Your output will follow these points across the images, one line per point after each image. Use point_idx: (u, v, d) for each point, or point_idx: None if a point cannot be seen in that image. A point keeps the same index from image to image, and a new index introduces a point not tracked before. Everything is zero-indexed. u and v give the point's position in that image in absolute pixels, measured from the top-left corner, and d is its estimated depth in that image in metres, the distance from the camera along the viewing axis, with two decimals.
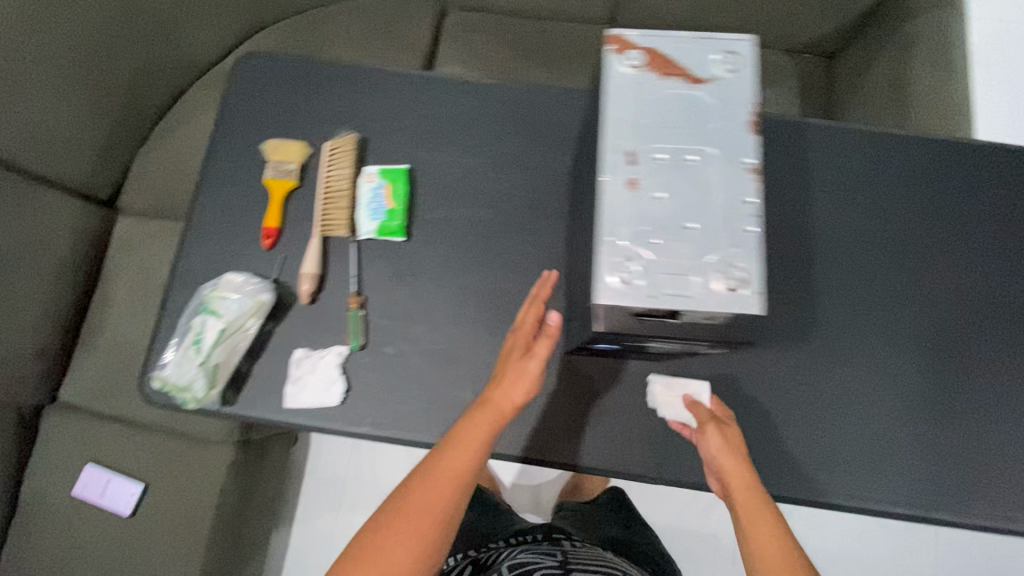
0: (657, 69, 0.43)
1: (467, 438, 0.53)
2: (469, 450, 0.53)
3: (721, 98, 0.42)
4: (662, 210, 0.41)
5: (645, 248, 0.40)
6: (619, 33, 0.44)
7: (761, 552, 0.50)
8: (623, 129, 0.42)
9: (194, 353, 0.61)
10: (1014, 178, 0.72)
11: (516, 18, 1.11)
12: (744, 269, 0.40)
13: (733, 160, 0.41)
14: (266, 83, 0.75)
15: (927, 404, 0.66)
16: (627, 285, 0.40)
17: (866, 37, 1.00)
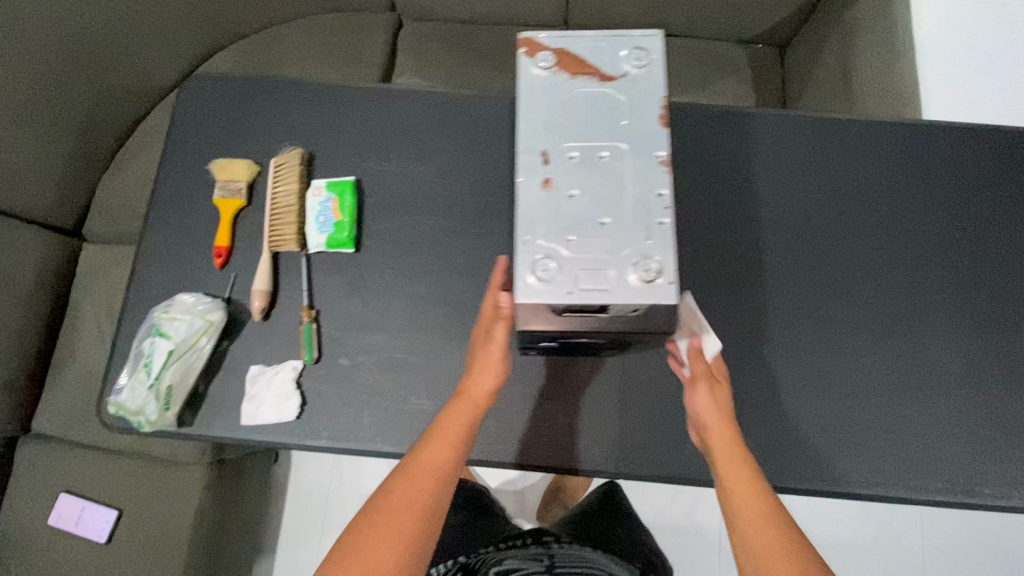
0: (568, 69, 0.45)
1: (442, 434, 0.54)
2: (448, 443, 0.53)
3: (630, 95, 0.44)
4: (577, 206, 0.42)
5: (562, 246, 0.41)
6: (530, 37, 0.46)
7: (737, 510, 0.48)
8: (536, 130, 0.44)
9: (148, 375, 0.62)
10: (960, 153, 0.72)
11: (470, 26, 1.12)
12: (659, 261, 0.40)
13: (643, 155, 0.43)
14: (213, 104, 0.75)
15: (884, 384, 0.65)
16: (544, 283, 0.40)
17: (813, 26, 1.01)
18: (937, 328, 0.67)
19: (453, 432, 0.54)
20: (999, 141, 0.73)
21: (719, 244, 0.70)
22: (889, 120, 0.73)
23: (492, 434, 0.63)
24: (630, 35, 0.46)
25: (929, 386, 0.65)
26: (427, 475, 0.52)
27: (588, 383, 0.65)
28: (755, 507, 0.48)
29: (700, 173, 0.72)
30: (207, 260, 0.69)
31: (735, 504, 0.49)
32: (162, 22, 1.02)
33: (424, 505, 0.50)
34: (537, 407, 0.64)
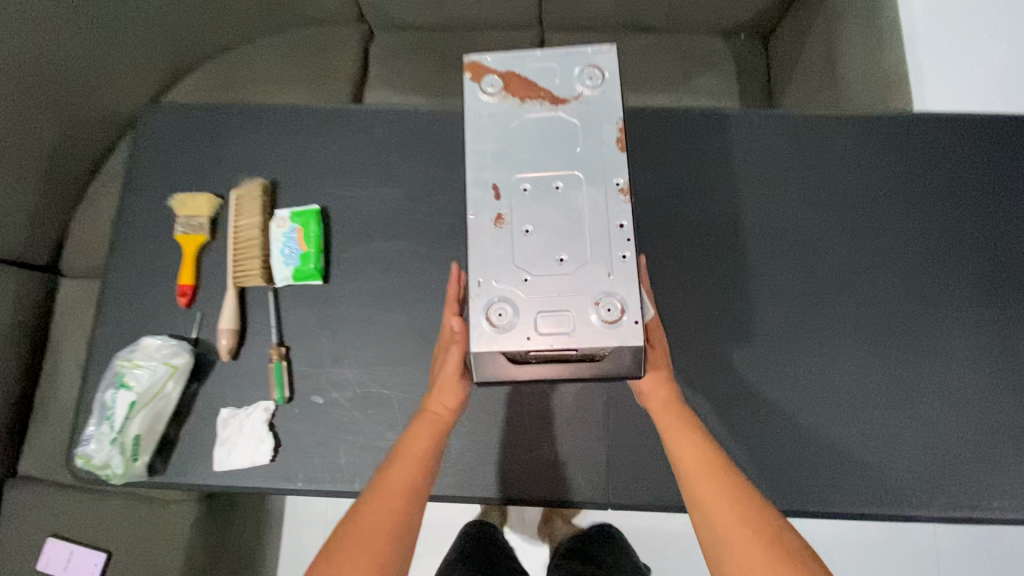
0: (517, 94, 0.44)
1: (408, 452, 0.50)
2: (413, 462, 0.49)
3: (585, 117, 0.43)
4: (532, 243, 0.41)
5: (518, 286, 0.40)
6: (476, 60, 0.45)
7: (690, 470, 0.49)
8: (487, 161, 0.43)
9: (112, 425, 0.59)
10: (950, 145, 0.69)
11: (442, 34, 1.09)
12: (622, 298, 0.39)
13: (601, 183, 0.42)
14: (171, 135, 0.73)
15: (882, 394, 0.62)
16: (500, 328, 0.39)
17: (796, 14, 0.98)
18: (936, 331, 0.64)
19: (420, 449, 0.50)
20: (992, 129, 0.69)
21: (702, 255, 0.67)
22: (876, 114, 0.69)
23: (473, 468, 0.61)
24: (584, 51, 0.45)
25: (930, 394, 0.62)
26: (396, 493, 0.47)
27: (572, 410, 0.62)
28: (696, 452, 0.49)
29: (679, 181, 0.69)
30: (172, 299, 0.67)
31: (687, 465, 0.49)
32: (126, 49, 1.00)
33: (397, 523, 0.46)
34: (520, 438, 0.62)
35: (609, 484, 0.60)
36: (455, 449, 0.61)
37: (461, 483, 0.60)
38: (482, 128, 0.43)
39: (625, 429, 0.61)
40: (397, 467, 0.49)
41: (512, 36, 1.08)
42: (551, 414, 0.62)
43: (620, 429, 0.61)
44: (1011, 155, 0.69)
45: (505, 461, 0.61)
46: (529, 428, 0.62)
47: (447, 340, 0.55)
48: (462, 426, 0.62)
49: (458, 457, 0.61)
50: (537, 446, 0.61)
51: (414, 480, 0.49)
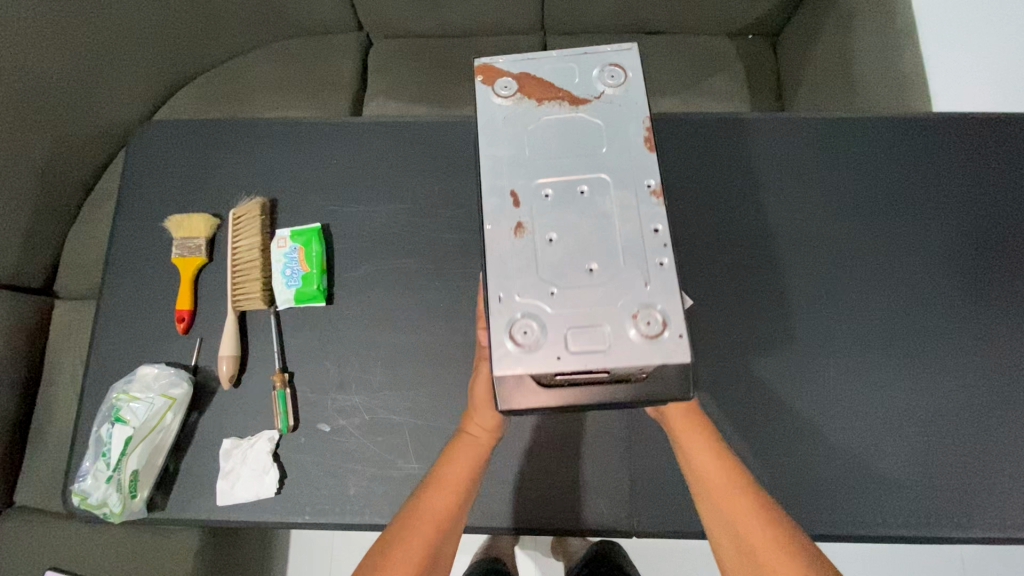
0: (534, 96, 0.42)
1: (443, 477, 0.48)
2: (449, 490, 0.47)
3: (608, 117, 0.41)
4: (559, 253, 0.38)
5: (545, 300, 0.37)
6: (488, 62, 0.43)
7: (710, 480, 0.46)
8: (504, 166, 0.40)
9: (110, 462, 0.57)
10: (974, 146, 0.66)
11: (442, 40, 1.07)
12: (661, 310, 0.36)
13: (631, 186, 0.39)
14: (165, 153, 0.70)
15: (916, 408, 0.59)
16: (528, 349, 0.36)
17: (806, 12, 0.96)
18: (970, 344, 0.61)
19: (457, 477, 0.48)
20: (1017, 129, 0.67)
21: (723, 267, 0.64)
22: (895, 116, 0.67)
23: (490, 495, 0.58)
24: (603, 51, 0.43)
25: (966, 408, 0.59)
26: (429, 526, 0.45)
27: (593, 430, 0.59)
28: (714, 470, 0.47)
29: (696, 189, 0.66)
30: (170, 324, 0.64)
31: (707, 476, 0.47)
32: (120, 63, 0.97)
33: (424, 557, 0.44)
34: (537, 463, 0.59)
35: (633, 509, 0.57)
36: None
37: (477, 513, 0.57)
38: (498, 131, 0.41)
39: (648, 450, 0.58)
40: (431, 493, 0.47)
41: (514, 41, 1.06)
42: (569, 437, 0.59)
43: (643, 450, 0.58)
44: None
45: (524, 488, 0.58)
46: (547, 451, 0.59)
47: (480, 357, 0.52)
48: None
49: None
50: (555, 471, 0.58)
51: (446, 512, 0.46)
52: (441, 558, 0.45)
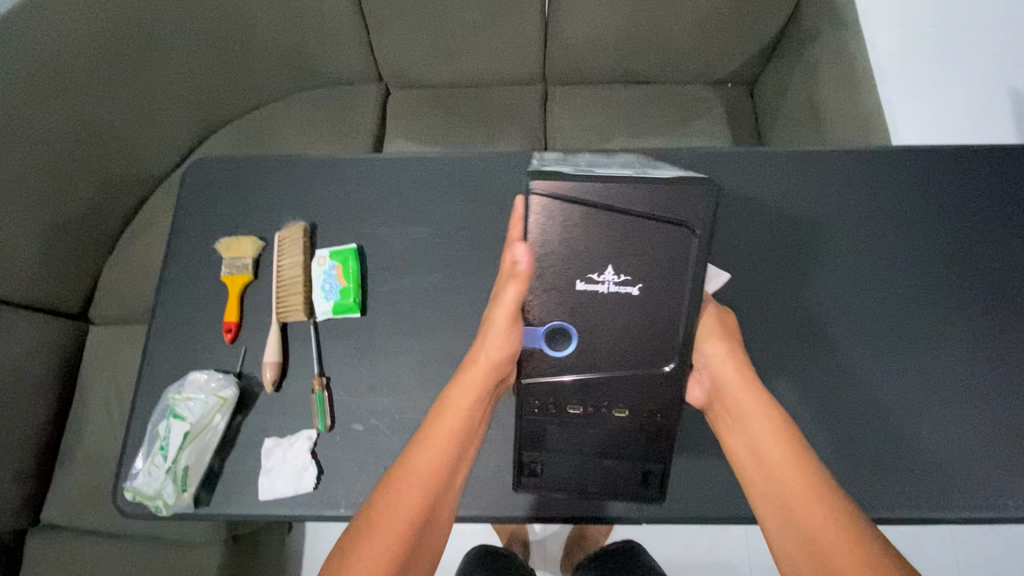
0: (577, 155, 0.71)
1: (434, 438, 0.55)
2: (437, 451, 0.54)
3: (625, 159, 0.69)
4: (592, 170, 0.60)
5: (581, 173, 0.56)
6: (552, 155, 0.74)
7: (768, 453, 0.53)
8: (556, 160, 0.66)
9: (165, 457, 0.63)
10: (935, 174, 0.72)
11: (454, 88, 1.19)
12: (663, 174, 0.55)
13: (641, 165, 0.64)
14: (215, 185, 0.78)
15: (898, 400, 0.65)
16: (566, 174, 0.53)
17: (779, 65, 1.09)
18: (947, 342, 0.66)
19: (445, 438, 0.55)
20: (985, 152, 0.73)
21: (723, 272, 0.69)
22: (862, 152, 0.73)
23: (511, 486, 0.64)
24: (622, 156, 0.74)
25: (948, 402, 0.64)
26: (417, 483, 0.53)
27: (612, 441, 0.57)
28: (773, 446, 0.53)
29: None
30: (218, 336, 0.71)
31: (766, 450, 0.54)
32: (165, 110, 1.08)
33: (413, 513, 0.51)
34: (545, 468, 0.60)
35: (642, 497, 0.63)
36: (493, 470, 0.64)
37: (500, 501, 0.63)
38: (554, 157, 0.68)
39: (658, 493, 0.60)
40: (422, 451, 0.54)
41: (518, 90, 1.18)
42: None
43: (656, 490, 0.60)
44: (1005, 173, 0.72)
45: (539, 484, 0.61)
46: (559, 457, 0.58)
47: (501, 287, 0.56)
48: (499, 446, 0.65)
49: (496, 478, 0.64)
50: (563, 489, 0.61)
51: (436, 468, 0.53)
52: (435, 508, 0.53)
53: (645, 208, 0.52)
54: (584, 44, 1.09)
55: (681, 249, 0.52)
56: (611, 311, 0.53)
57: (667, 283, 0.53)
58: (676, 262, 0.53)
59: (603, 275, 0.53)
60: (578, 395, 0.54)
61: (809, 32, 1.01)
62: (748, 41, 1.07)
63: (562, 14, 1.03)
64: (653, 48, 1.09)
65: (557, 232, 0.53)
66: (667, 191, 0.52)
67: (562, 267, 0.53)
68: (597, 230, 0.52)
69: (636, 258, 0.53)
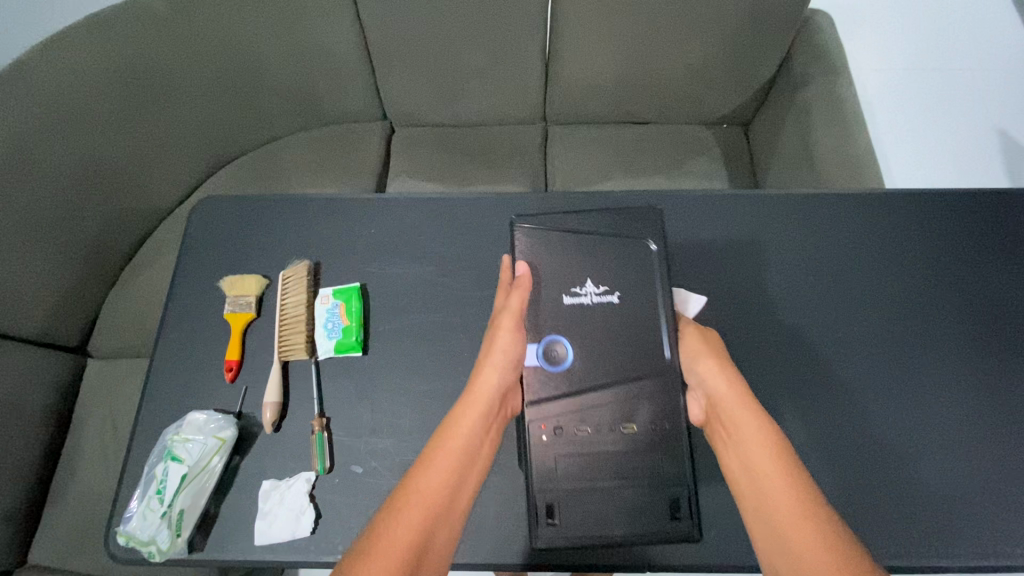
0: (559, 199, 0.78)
1: (439, 458, 0.54)
2: (442, 471, 0.53)
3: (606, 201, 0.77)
4: None
5: None
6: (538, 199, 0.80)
7: (760, 466, 0.53)
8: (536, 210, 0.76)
9: (161, 501, 0.62)
10: (928, 218, 0.74)
11: (456, 127, 1.22)
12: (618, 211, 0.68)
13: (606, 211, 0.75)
14: (220, 223, 0.80)
15: (902, 442, 0.64)
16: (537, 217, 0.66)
17: (772, 108, 1.13)
18: (948, 384, 0.66)
19: (450, 458, 0.54)
20: (975, 197, 0.75)
21: (723, 313, 0.70)
22: (855, 197, 0.75)
23: (513, 531, 0.63)
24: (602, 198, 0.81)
25: (954, 444, 0.64)
26: (423, 505, 0.51)
27: (626, 466, 0.57)
28: (764, 459, 0.53)
29: (696, 247, 0.74)
30: (219, 375, 0.71)
31: (758, 463, 0.54)
32: (174, 147, 1.11)
33: (418, 536, 0.49)
34: (564, 513, 0.56)
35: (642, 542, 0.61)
36: (494, 515, 0.63)
37: (500, 548, 0.62)
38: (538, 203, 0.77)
39: (691, 527, 0.57)
40: (427, 470, 0.53)
41: (519, 129, 1.22)
42: None
43: (688, 523, 0.57)
44: (997, 215, 0.74)
45: (553, 532, 0.56)
46: (579, 492, 0.57)
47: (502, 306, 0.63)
48: (501, 490, 0.64)
49: (499, 524, 0.63)
50: (587, 537, 0.56)
51: (440, 490, 0.52)
52: (438, 531, 0.50)
53: (606, 232, 0.65)
54: (584, 87, 1.12)
55: (646, 254, 0.64)
56: (600, 318, 0.61)
57: (640, 287, 0.63)
58: (642, 268, 0.64)
59: (585, 289, 0.62)
60: (587, 413, 0.59)
61: (800, 78, 1.05)
62: (742, 86, 1.11)
63: (562, 58, 1.07)
64: (649, 92, 1.13)
65: (542, 259, 0.64)
66: (622, 219, 0.65)
67: (549, 286, 0.62)
68: (575, 248, 0.64)
69: (610, 271, 0.63)
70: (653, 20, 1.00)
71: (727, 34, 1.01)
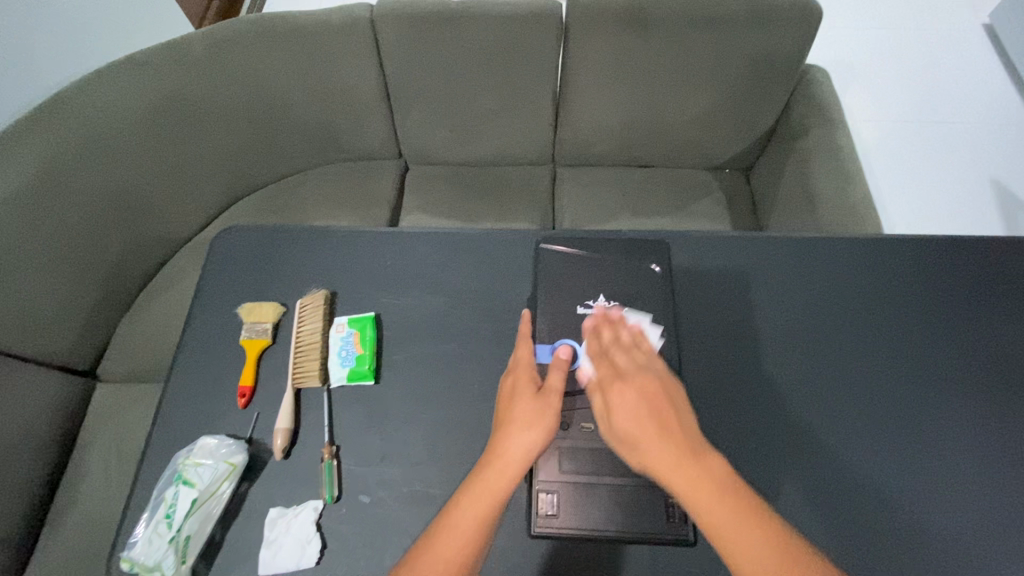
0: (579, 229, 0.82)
1: (457, 520, 0.51)
2: (461, 534, 0.50)
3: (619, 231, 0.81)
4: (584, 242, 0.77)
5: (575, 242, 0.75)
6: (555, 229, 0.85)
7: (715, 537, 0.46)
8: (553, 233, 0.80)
9: (169, 526, 0.62)
10: (925, 262, 0.77)
11: (468, 167, 1.27)
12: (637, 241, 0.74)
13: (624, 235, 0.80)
14: (239, 253, 0.82)
15: (919, 482, 0.63)
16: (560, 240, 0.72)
17: (772, 155, 1.18)
18: (959, 425, 0.66)
19: (470, 520, 0.51)
20: (971, 243, 0.78)
21: (731, 350, 0.71)
22: (854, 242, 0.78)
23: None
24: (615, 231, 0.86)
25: (967, 490, 0.62)
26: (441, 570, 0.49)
27: (628, 464, 0.59)
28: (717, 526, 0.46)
29: (702, 285, 0.75)
30: (231, 401, 0.72)
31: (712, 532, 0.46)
32: (197, 180, 1.15)
33: None
34: (563, 506, 0.58)
35: None
36: None
37: None
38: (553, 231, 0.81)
39: (687, 530, 0.57)
40: (445, 534, 0.51)
41: (528, 169, 1.26)
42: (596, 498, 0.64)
43: (683, 527, 0.57)
44: (992, 261, 0.77)
45: (550, 524, 0.58)
46: (580, 487, 0.59)
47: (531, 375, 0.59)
48: (510, 522, 0.60)
49: None
50: (585, 531, 0.57)
51: (459, 555, 0.49)
52: None
53: (623, 256, 0.69)
54: (592, 132, 1.18)
55: (650, 274, 0.68)
56: None
57: (650, 307, 0.66)
58: (655, 291, 0.68)
59: (597, 302, 0.66)
60: (592, 412, 0.61)
61: (798, 129, 1.10)
62: (743, 135, 1.17)
63: (572, 105, 1.13)
64: (654, 138, 1.18)
65: (561, 276, 0.68)
66: (640, 247, 0.70)
67: (557, 303, 0.66)
68: (584, 264, 0.69)
69: (623, 291, 0.67)
70: (657, 72, 1.06)
71: (727, 87, 1.08)
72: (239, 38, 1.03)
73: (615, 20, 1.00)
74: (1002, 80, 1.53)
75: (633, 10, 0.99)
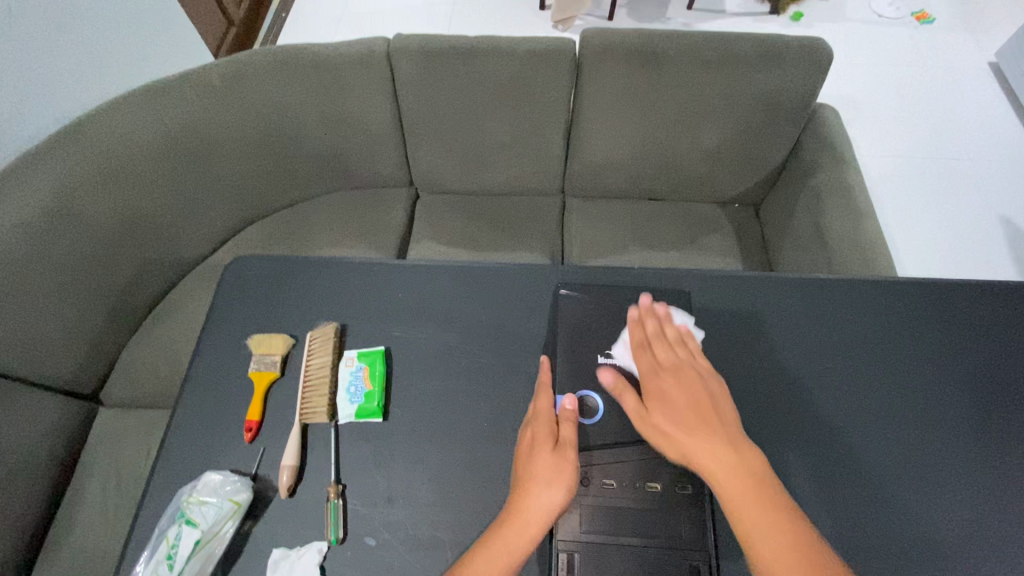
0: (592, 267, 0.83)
1: None
2: None
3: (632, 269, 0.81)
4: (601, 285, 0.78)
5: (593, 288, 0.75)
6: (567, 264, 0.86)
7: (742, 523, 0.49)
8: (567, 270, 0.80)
9: (171, 568, 0.61)
10: (941, 306, 0.76)
11: (479, 196, 1.27)
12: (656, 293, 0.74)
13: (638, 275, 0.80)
14: (251, 283, 0.82)
15: (945, 537, 0.60)
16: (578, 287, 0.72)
17: (782, 191, 1.18)
18: (985, 477, 0.64)
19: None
20: (988, 287, 0.77)
21: (747, 394, 0.69)
22: (869, 285, 0.77)
23: None
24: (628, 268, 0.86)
25: (996, 547, 0.60)
26: None
27: (649, 524, 0.57)
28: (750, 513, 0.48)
29: (716, 325, 0.74)
30: (237, 435, 0.71)
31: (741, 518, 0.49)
32: (210, 205, 1.16)
33: None
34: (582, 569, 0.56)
35: None
36: None
37: None
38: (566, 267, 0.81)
39: None
40: None
41: (538, 199, 1.27)
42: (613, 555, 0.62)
43: None
44: (1010, 305, 0.76)
45: None
46: (600, 548, 0.57)
47: (549, 427, 0.58)
48: None
49: None
50: None
51: None
52: None
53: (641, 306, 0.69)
54: (603, 165, 1.18)
55: None
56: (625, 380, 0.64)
57: None
58: None
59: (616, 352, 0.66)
60: (613, 468, 0.59)
61: (808, 166, 1.11)
62: (754, 171, 1.17)
63: (583, 138, 1.14)
64: (665, 172, 1.19)
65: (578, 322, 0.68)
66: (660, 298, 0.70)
67: (572, 350, 0.66)
68: (601, 313, 0.69)
69: None
70: (668, 108, 1.07)
71: (738, 124, 1.08)
72: (257, 69, 1.05)
73: (626, 57, 1.01)
74: (1010, 117, 1.54)
75: (643, 48, 1.01)
